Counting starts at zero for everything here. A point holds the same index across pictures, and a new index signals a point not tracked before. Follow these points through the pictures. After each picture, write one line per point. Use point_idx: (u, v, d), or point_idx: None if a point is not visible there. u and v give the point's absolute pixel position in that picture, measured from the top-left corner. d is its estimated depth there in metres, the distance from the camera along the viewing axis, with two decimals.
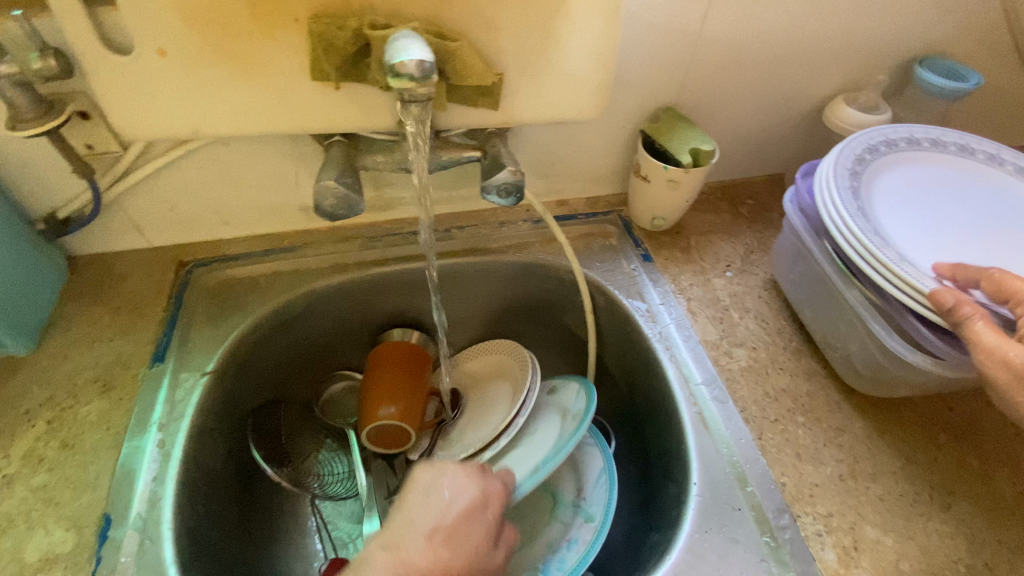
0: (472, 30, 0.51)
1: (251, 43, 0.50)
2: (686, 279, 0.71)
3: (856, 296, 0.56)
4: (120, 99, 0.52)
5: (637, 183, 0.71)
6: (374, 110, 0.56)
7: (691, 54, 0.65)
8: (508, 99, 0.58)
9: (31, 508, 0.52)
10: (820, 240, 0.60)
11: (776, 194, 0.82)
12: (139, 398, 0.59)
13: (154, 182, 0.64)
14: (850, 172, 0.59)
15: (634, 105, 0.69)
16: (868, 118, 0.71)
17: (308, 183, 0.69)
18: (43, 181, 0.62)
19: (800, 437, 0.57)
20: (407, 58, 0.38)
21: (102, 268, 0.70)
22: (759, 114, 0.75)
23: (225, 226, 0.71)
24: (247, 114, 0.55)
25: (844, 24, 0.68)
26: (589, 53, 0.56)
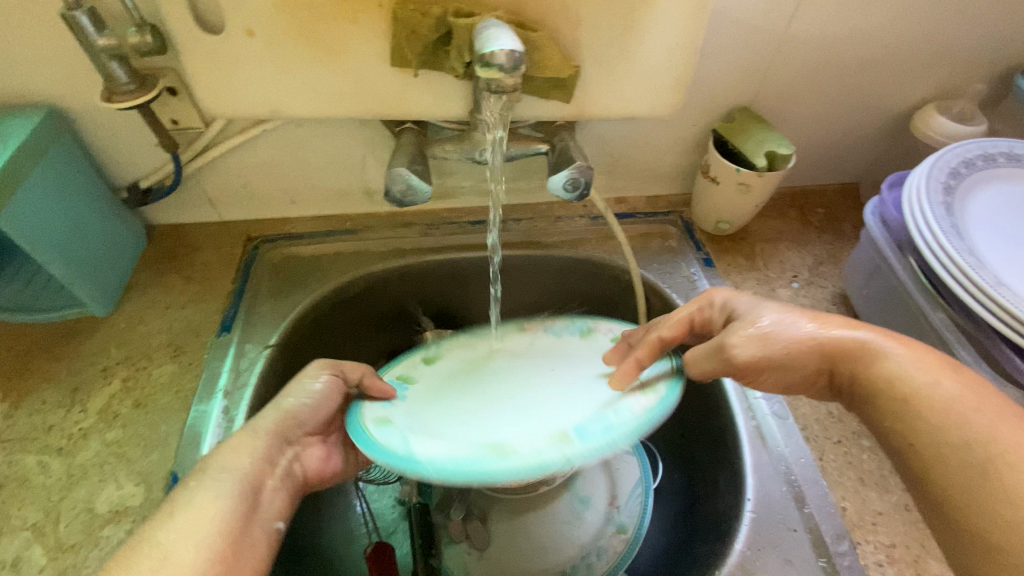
0: (554, 22, 0.51)
1: (335, 26, 0.50)
2: (750, 288, 0.68)
3: (941, 318, 0.53)
4: (209, 78, 0.54)
5: (704, 184, 0.69)
6: (446, 99, 0.56)
7: (773, 53, 0.62)
8: (581, 93, 0.57)
9: (104, 461, 0.55)
10: (904, 256, 0.57)
11: (850, 205, 0.79)
12: (208, 364, 0.61)
13: (231, 159, 0.66)
14: (943, 187, 0.56)
15: (706, 103, 0.66)
16: (960, 130, 0.66)
17: (373, 168, 0.70)
18: (129, 151, 0.65)
19: (864, 462, 0.55)
20: (498, 47, 0.37)
21: (176, 238, 0.73)
22: (839, 120, 0.72)
23: (292, 205, 0.73)
24: (325, 96, 0.56)
25: (945, 28, 0.63)
26: (668, 48, 0.54)
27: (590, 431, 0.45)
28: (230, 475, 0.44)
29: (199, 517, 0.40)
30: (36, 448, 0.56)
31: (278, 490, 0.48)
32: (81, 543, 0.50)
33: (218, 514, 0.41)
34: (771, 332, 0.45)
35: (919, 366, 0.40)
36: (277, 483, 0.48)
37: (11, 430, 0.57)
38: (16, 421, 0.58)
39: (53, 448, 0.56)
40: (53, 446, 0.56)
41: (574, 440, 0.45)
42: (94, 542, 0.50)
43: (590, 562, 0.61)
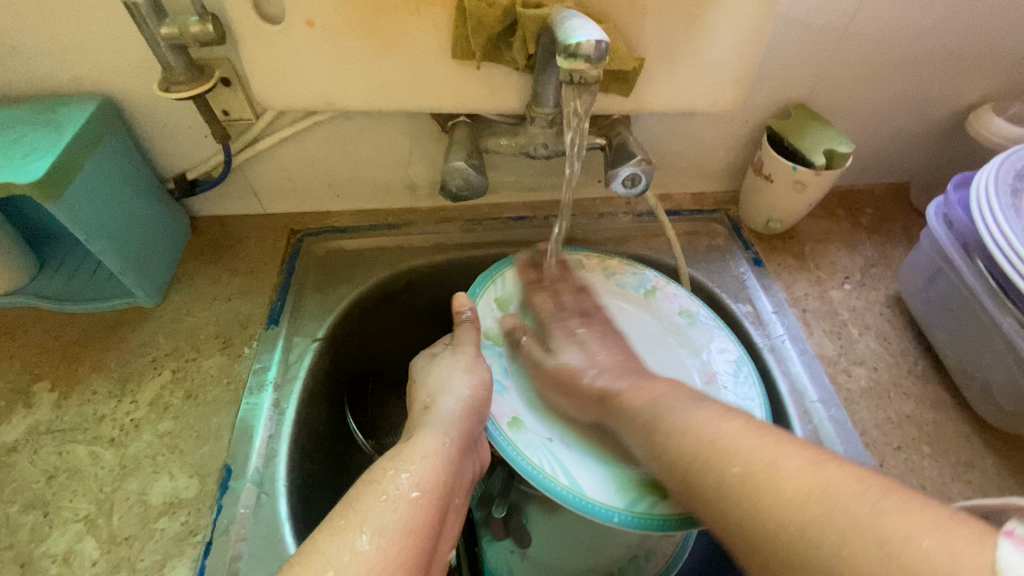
0: (619, 14, 0.50)
1: (397, 16, 0.50)
2: (801, 288, 0.67)
3: (1011, 323, 0.51)
4: (266, 69, 0.54)
5: (755, 182, 0.67)
6: (503, 92, 0.56)
7: (834, 49, 0.61)
8: (640, 87, 0.56)
9: (156, 452, 0.55)
10: (970, 258, 0.55)
11: (900, 205, 0.77)
12: (256, 357, 0.61)
13: (278, 150, 0.66)
14: (1013, 188, 0.54)
15: (761, 100, 0.65)
16: (1023, 130, 0.64)
17: (419, 161, 0.69)
18: (178, 142, 0.65)
19: (925, 469, 0.54)
20: (583, 37, 0.36)
21: (220, 229, 0.73)
22: (894, 118, 0.70)
23: (335, 198, 0.73)
24: (380, 88, 0.55)
25: (1013, 24, 0.61)
26: (732, 42, 0.53)
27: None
28: (418, 485, 0.42)
29: (387, 524, 0.39)
30: (89, 437, 0.56)
31: (457, 506, 0.46)
32: (135, 535, 0.50)
33: (407, 528, 0.40)
34: (563, 365, 0.55)
35: (758, 444, 0.39)
36: (458, 497, 0.46)
37: (62, 420, 0.58)
38: (66, 411, 0.58)
39: (104, 439, 0.56)
40: (105, 437, 0.56)
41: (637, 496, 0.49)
42: (147, 534, 0.50)
43: (638, 565, 0.61)
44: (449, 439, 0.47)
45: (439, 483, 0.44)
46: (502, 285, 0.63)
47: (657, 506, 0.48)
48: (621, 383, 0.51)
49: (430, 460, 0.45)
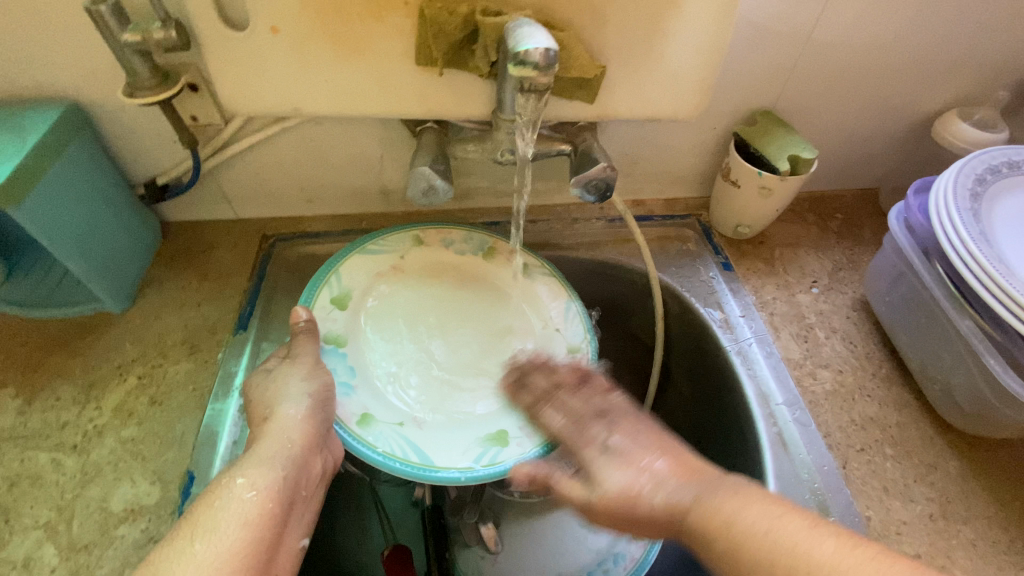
0: (580, 22, 0.50)
1: (360, 23, 0.50)
2: (769, 293, 0.68)
3: (969, 326, 0.52)
4: (232, 75, 0.54)
5: (724, 187, 0.68)
6: (469, 99, 0.56)
7: (797, 57, 0.62)
8: (604, 93, 0.56)
9: (118, 458, 0.55)
10: (930, 262, 0.56)
11: (869, 210, 0.78)
12: (223, 363, 0.60)
13: (249, 156, 0.66)
14: (970, 193, 0.55)
15: (728, 107, 0.66)
16: (984, 136, 0.66)
17: (391, 166, 0.69)
18: (147, 148, 0.65)
19: (887, 470, 0.54)
20: (532, 46, 0.37)
21: (192, 235, 0.73)
22: (861, 125, 0.71)
23: (308, 204, 0.73)
24: (347, 94, 0.55)
25: (972, 33, 0.63)
26: (694, 50, 0.54)
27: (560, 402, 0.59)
28: (258, 487, 0.45)
29: (220, 525, 0.42)
30: (52, 444, 0.56)
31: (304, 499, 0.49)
32: (95, 542, 0.50)
33: (244, 523, 0.42)
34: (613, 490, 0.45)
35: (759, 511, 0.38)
36: (308, 489, 0.49)
37: (25, 427, 0.57)
38: (29, 418, 0.58)
39: (67, 446, 0.56)
40: (68, 443, 0.56)
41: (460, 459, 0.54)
42: (108, 541, 0.50)
43: (607, 568, 0.61)
44: (295, 449, 0.49)
45: (292, 473, 0.47)
46: (339, 282, 0.61)
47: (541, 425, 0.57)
48: (684, 495, 0.42)
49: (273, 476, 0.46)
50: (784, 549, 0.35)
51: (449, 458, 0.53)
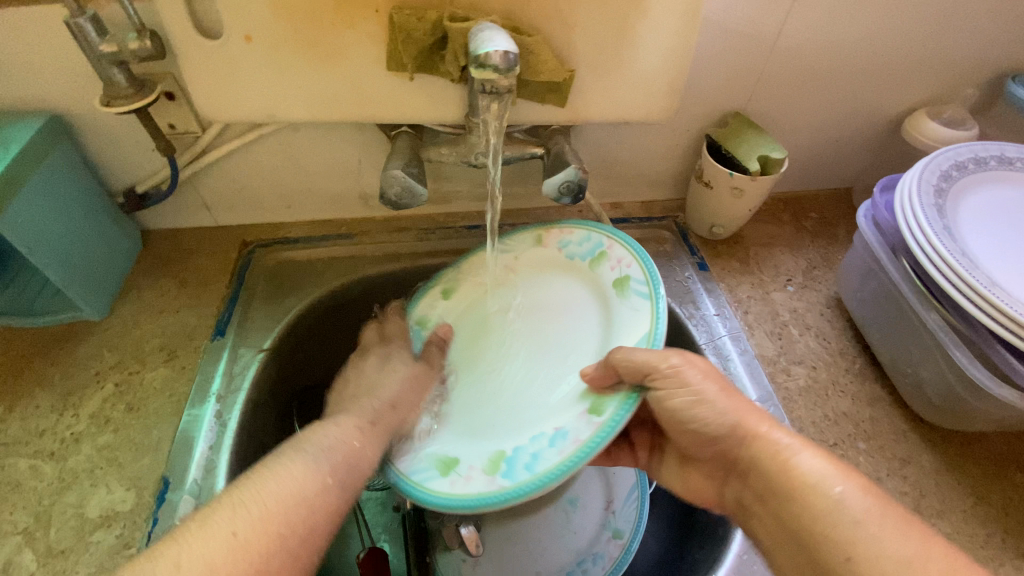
0: (547, 27, 0.51)
1: (332, 31, 0.51)
2: (744, 291, 0.68)
3: (935, 320, 0.53)
4: (208, 83, 0.55)
5: (698, 189, 0.69)
6: (442, 104, 0.57)
7: (766, 60, 0.63)
8: (575, 97, 0.57)
9: (94, 465, 0.55)
10: (897, 258, 0.57)
11: (843, 209, 0.79)
12: (201, 368, 0.60)
13: (227, 164, 0.67)
14: (934, 189, 0.56)
15: (700, 109, 0.67)
16: (951, 134, 0.67)
17: (369, 172, 0.70)
18: (126, 157, 0.65)
19: (861, 464, 0.55)
20: (492, 49, 0.37)
21: (172, 242, 0.73)
22: (832, 125, 0.72)
23: (288, 210, 0.73)
24: (322, 100, 0.56)
25: (936, 34, 0.64)
26: (661, 53, 0.55)
27: (517, 469, 0.48)
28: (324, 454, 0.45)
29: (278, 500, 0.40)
30: (27, 452, 0.56)
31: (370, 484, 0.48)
32: (70, 548, 0.50)
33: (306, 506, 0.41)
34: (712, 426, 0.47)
35: (824, 473, 0.42)
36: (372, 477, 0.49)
37: (2, 435, 0.57)
38: (7, 426, 0.57)
39: (45, 453, 0.56)
40: (46, 450, 0.56)
41: (498, 473, 0.49)
42: (83, 547, 0.50)
43: (586, 568, 0.61)
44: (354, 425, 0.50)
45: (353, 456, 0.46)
46: (454, 275, 0.66)
47: (490, 475, 0.49)
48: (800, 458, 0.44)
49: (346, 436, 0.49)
50: (860, 536, 0.38)
51: (440, 469, 0.51)
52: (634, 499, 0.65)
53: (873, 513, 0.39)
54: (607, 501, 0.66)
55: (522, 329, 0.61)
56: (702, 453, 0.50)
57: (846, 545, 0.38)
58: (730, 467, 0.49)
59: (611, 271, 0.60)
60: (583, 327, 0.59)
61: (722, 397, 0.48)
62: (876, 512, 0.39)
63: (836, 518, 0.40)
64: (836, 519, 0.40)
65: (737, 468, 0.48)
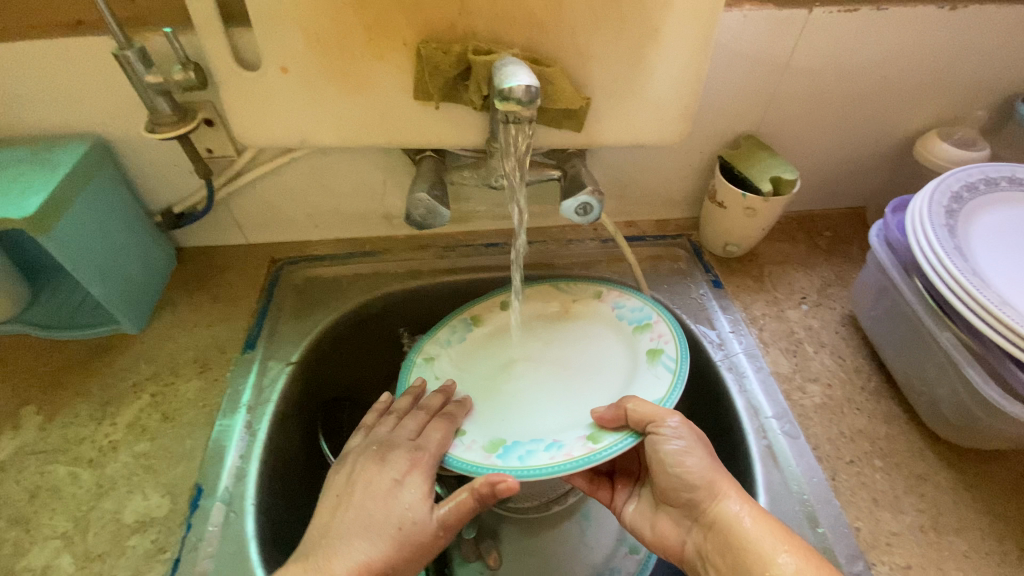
0: (564, 57, 0.54)
1: (363, 63, 0.54)
2: (759, 309, 0.69)
3: (949, 338, 0.54)
4: (245, 111, 0.58)
5: (711, 208, 0.71)
6: (464, 129, 0.60)
7: (777, 84, 0.65)
8: (591, 123, 0.60)
9: (132, 472, 0.57)
10: (910, 277, 0.58)
11: (856, 228, 0.80)
12: (232, 380, 0.63)
13: (260, 186, 0.70)
14: (945, 210, 0.57)
15: (712, 132, 0.69)
16: (962, 155, 0.68)
17: (393, 193, 0.73)
18: (165, 179, 0.69)
19: (877, 482, 0.55)
20: (515, 83, 0.40)
21: (205, 260, 0.77)
22: (843, 147, 0.74)
23: (315, 229, 0.77)
24: (351, 126, 0.59)
25: (945, 58, 0.66)
26: (674, 80, 0.58)
27: (515, 455, 0.54)
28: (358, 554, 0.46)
29: None
30: (68, 459, 0.59)
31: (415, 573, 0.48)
32: (108, 552, 0.52)
33: None
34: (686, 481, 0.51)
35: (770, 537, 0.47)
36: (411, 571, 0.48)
37: (45, 442, 0.60)
38: (49, 433, 0.61)
39: (84, 460, 0.58)
40: (85, 458, 0.59)
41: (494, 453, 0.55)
42: (120, 551, 0.52)
43: None
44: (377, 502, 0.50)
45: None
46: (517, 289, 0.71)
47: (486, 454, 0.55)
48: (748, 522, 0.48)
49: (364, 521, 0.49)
50: None
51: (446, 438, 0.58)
52: None
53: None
54: None
55: (555, 360, 0.66)
56: (671, 498, 0.54)
57: None
58: (693, 516, 0.52)
59: (651, 342, 0.63)
60: (604, 378, 0.63)
61: (705, 458, 0.52)
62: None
63: None
64: None
65: (700, 519, 0.51)
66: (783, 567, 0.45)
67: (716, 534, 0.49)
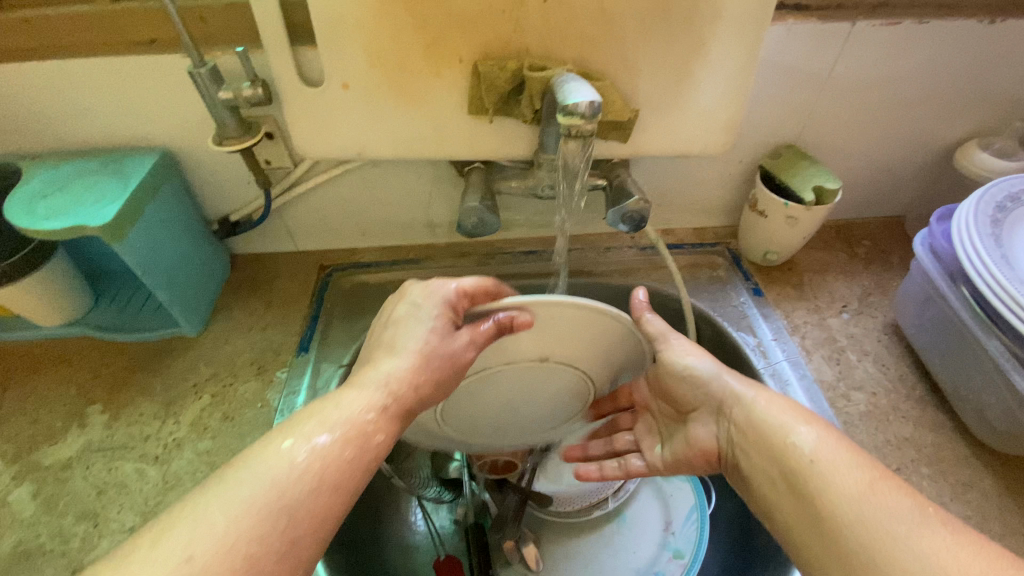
0: (613, 72, 0.56)
1: (419, 79, 0.57)
2: (800, 317, 0.70)
3: (996, 346, 0.54)
4: (306, 124, 0.61)
5: (751, 217, 0.72)
6: (514, 141, 0.62)
7: (817, 96, 0.66)
8: (637, 134, 0.62)
9: (196, 469, 0.60)
10: (955, 285, 0.59)
11: (896, 237, 0.80)
12: (288, 382, 0.66)
13: (313, 196, 0.73)
14: (991, 219, 0.58)
15: (753, 142, 0.70)
16: (1005, 164, 0.68)
17: (438, 203, 0.76)
18: (224, 190, 0.73)
19: (924, 489, 0.55)
20: (579, 99, 0.42)
21: (257, 266, 0.80)
22: (883, 156, 0.74)
23: (362, 237, 0.80)
24: (405, 138, 0.62)
25: (988, 69, 0.66)
26: (719, 92, 0.59)
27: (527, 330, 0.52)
28: (320, 447, 0.38)
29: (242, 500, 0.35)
30: (134, 455, 0.62)
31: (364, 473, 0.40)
32: None
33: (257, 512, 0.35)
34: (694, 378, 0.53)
35: (789, 416, 0.47)
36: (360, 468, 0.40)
37: (112, 439, 0.63)
38: (116, 431, 0.64)
39: (150, 457, 0.61)
40: (150, 454, 0.62)
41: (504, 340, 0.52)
42: None
43: None
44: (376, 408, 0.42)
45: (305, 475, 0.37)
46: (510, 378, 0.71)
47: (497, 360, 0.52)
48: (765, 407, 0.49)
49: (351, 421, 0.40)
50: (830, 471, 0.42)
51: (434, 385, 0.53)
52: (693, 521, 0.66)
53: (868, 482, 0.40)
54: (666, 521, 0.68)
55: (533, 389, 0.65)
56: (689, 403, 0.54)
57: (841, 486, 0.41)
58: (714, 416, 0.52)
59: None
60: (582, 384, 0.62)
61: (713, 363, 0.53)
62: (847, 450, 0.43)
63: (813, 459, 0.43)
64: (818, 456, 0.43)
65: (721, 417, 0.52)
66: (803, 436, 0.45)
67: (738, 419, 0.50)
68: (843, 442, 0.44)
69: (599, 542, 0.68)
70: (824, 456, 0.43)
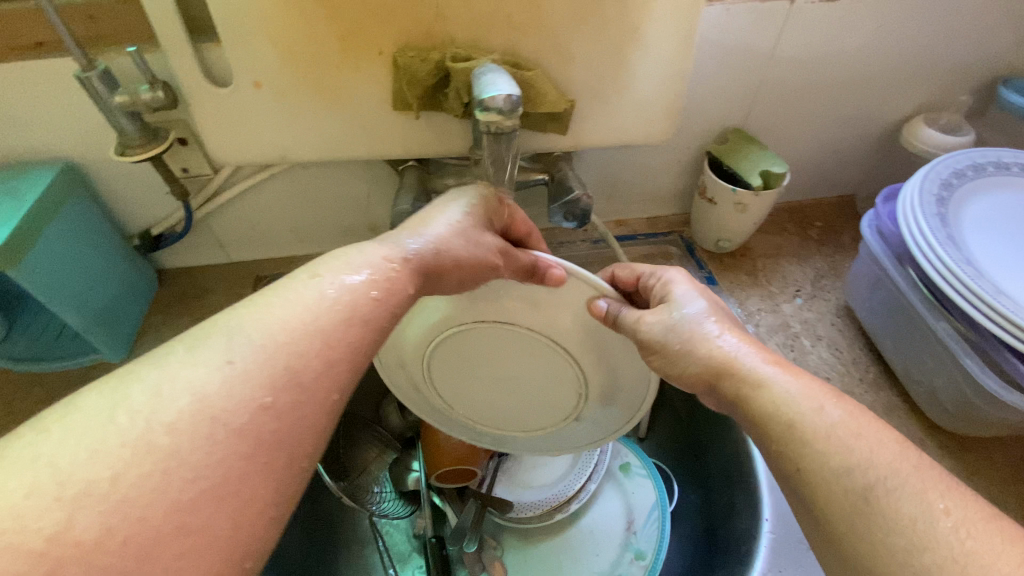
0: (545, 60, 0.53)
1: (336, 73, 0.53)
2: (753, 304, 0.69)
3: (945, 328, 0.53)
4: (218, 127, 0.56)
5: (702, 204, 0.70)
6: (448, 137, 0.59)
7: (762, 77, 0.64)
8: (577, 124, 0.59)
9: None
10: (902, 267, 0.58)
11: (847, 218, 0.80)
12: None
13: (240, 203, 0.68)
14: (936, 198, 0.57)
15: (700, 128, 0.68)
16: (949, 140, 0.67)
17: (378, 204, 0.72)
18: (141, 201, 0.67)
19: None
20: (496, 93, 0.39)
21: (187, 280, 0.75)
22: (831, 136, 0.73)
23: (300, 243, 0.75)
24: (331, 139, 0.58)
25: (929, 44, 0.65)
26: (658, 78, 0.56)
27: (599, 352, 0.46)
28: (370, 279, 0.35)
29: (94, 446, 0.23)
30: None
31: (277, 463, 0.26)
32: None
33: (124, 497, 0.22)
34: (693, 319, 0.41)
35: (805, 393, 0.34)
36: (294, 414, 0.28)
37: None
38: None
39: None
40: None
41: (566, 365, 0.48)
42: None
43: None
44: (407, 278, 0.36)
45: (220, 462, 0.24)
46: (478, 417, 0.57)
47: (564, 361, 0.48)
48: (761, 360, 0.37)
49: (417, 257, 0.38)
50: (835, 464, 0.30)
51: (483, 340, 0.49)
52: (654, 520, 0.65)
53: (848, 425, 0.32)
54: (628, 521, 0.66)
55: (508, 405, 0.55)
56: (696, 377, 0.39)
57: (843, 491, 0.30)
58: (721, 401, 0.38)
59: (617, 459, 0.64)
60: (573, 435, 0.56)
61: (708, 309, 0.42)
62: (879, 435, 0.31)
63: (826, 436, 0.31)
64: (821, 450, 0.31)
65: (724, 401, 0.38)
66: (817, 412, 0.33)
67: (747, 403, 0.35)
68: (856, 415, 0.32)
69: (562, 545, 0.67)
70: (830, 436, 0.31)
